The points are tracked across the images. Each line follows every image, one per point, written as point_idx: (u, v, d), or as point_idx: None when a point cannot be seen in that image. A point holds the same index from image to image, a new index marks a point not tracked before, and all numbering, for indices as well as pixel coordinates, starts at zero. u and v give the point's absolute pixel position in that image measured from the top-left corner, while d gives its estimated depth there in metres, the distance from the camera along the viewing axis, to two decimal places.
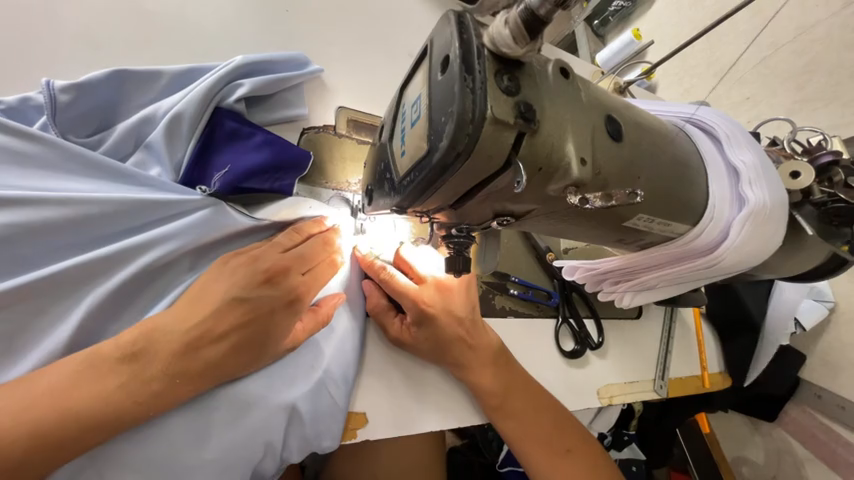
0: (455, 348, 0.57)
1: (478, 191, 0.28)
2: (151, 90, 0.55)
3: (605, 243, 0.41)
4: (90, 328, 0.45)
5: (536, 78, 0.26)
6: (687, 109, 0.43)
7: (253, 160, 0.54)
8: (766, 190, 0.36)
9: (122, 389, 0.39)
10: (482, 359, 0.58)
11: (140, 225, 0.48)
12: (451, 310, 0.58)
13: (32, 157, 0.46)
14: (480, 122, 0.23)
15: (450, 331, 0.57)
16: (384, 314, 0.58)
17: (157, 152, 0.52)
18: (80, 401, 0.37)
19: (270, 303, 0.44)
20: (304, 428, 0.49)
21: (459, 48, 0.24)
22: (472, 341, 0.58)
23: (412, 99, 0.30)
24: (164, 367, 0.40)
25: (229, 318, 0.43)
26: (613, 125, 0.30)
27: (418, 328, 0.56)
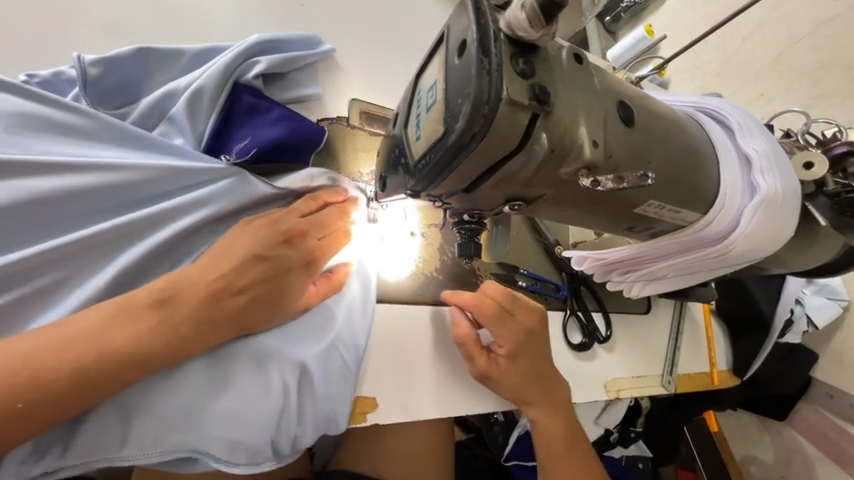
0: (537, 380, 0.59)
1: (491, 173, 0.29)
2: (175, 68, 0.58)
3: (616, 231, 0.42)
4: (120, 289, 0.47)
5: (550, 62, 0.26)
6: (699, 98, 0.43)
7: (271, 132, 0.56)
8: (778, 178, 0.37)
9: (153, 332, 0.40)
10: (554, 398, 0.61)
11: (164, 190, 0.50)
12: (539, 347, 0.60)
13: (64, 123, 0.48)
14: (496, 103, 0.24)
15: (537, 365, 0.59)
16: (473, 345, 0.58)
17: (179, 125, 0.53)
18: (115, 342, 0.39)
19: (286, 265, 0.48)
20: (314, 392, 0.50)
21: (477, 32, 0.24)
22: (548, 383, 0.60)
23: (428, 84, 0.31)
24: (191, 312, 0.42)
25: (250, 273, 0.45)
26: (626, 110, 0.30)
27: (510, 361, 0.58)
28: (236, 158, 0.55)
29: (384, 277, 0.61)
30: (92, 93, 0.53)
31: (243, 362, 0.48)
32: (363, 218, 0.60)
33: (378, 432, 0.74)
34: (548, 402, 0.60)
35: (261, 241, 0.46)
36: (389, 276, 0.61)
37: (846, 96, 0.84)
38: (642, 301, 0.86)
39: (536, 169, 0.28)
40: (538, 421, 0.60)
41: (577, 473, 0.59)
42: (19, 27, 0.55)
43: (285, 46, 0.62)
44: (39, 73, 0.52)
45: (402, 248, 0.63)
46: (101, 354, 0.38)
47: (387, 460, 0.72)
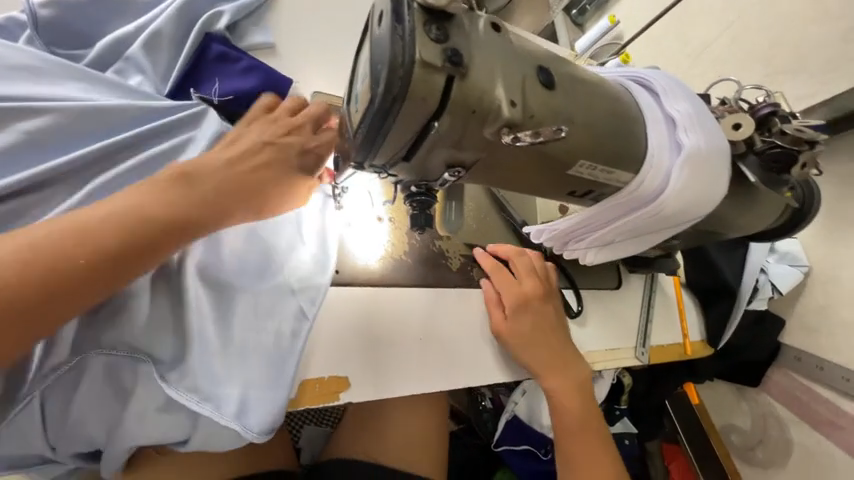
0: (540, 346, 0.64)
1: (422, 139, 0.31)
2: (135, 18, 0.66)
3: (560, 198, 0.44)
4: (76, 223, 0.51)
5: (464, 30, 0.29)
6: (629, 69, 0.46)
7: (242, 79, 0.64)
8: (699, 136, 0.40)
9: (180, 200, 0.44)
10: (563, 367, 0.64)
11: (127, 128, 0.56)
12: (545, 312, 0.66)
13: (32, 67, 0.54)
14: (411, 66, 0.27)
15: (541, 329, 0.65)
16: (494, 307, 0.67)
17: (139, 63, 0.61)
18: (151, 206, 0.42)
19: (286, 150, 0.52)
20: (276, 309, 0.54)
21: (390, 4, 0.27)
22: (559, 355, 0.65)
23: (361, 59, 0.33)
24: (214, 184, 0.47)
25: (259, 153, 0.51)
26: (545, 74, 0.33)
27: (513, 316, 0.66)
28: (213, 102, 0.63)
29: (355, 259, 0.63)
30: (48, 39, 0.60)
31: (219, 287, 0.53)
32: (328, 209, 0.62)
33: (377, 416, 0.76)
34: (555, 370, 0.64)
35: (268, 130, 0.52)
36: (359, 258, 0.63)
37: None
38: (613, 276, 0.88)
39: (462, 131, 0.31)
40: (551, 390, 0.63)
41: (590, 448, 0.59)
42: None
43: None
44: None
45: (369, 232, 0.65)
46: (155, 218, 0.42)
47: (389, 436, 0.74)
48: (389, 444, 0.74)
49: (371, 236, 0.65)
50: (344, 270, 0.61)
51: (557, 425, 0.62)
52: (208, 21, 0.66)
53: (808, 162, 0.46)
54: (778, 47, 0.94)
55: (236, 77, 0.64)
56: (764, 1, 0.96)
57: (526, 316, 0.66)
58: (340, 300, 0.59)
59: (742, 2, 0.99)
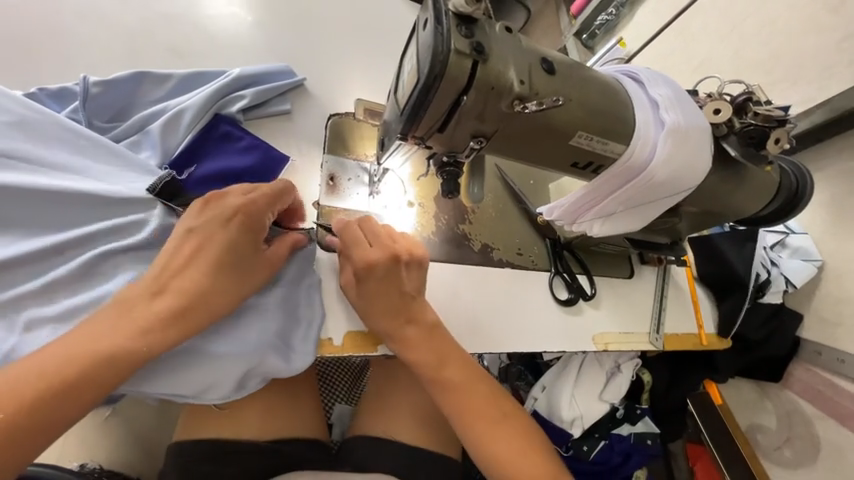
0: (388, 307, 0.61)
1: (454, 111, 0.42)
2: (164, 86, 0.69)
3: (566, 169, 0.53)
4: (87, 286, 0.52)
5: (486, 30, 0.40)
6: (621, 67, 0.56)
7: (243, 161, 0.67)
8: (678, 114, 0.49)
9: (120, 332, 0.45)
10: (414, 328, 0.61)
11: (120, 211, 0.56)
12: (399, 273, 0.61)
13: (66, 140, 0.57)
14: (448, 53, 0.37)
15: (384, 292, 0.60)
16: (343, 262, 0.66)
17: (153, 138, 0.64)
18: (93, 349, 0.43)
19: (210, 230, 0.52)
20: (268, 330, 0.59)
21: (433, 12, 0.38)
22: (412, 317, 0.61)
23: (408, 57, 0.44)
24: (157, 302, 0.47)
25: (186, 247, 0.51)
26: (547, 63, 0.43)
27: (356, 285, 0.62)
28: (199, 178, 0.64)
29: None
30: (90, 107, 0.64)
31: (212, 331, 0.55)
32: (366, 195, 0.73)
33: (388, 392, 0.78)
34: (403, 335, 0.61)
35: (193, 219, 0.53)
36: None
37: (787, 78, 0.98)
38: (625, 266, 0.94)
39: (484, 104, 0.41)
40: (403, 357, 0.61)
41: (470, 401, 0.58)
42: (112, 48, 0.73)
43: (263, 76, 0.74)
44: (49, 86, 0.63)
45: (403, 215, 0.75)
46: (84, 359, 0.42)
47: (399, 406, 0.76)
48: (401, 425, 0.74)
49: (405, 219, 0.75)
50: None
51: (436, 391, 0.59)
52: (226, 106, 0.69)
53: (782, 137, 0.53)
54: (778, 57, 1.02)
55: (241, 159, 0.67)
56: (764, 17, 1.04)
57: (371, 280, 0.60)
58: None
59: (742, 21, 1.08)
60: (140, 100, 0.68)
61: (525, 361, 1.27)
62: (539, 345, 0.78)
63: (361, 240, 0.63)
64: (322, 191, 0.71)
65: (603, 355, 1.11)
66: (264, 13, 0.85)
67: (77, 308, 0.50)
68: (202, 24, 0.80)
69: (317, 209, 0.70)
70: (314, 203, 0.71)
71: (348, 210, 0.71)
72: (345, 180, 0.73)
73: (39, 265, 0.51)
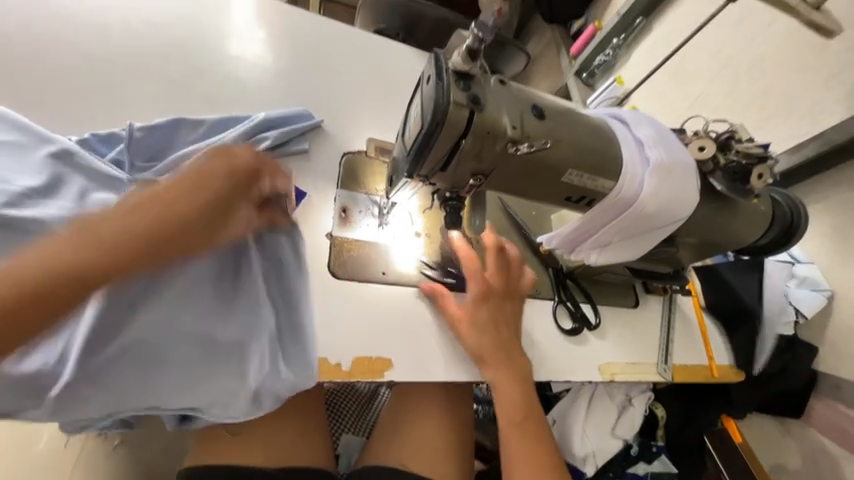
0: (488, 337, 0.72)
1: (454, 152, 0.47)
2: (197, 130, 0.77)
3: (561, 203, 0.57)
4: None
5: (481, 83, 0.46)
6: (611, 109, 0.61)
7: None
8: (662, 152, 0.53)
9: (75, 262, 0.39)
10: (507, 359, 0.71)
11: None
12: (502, 302, 0.75)
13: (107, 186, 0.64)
14: (447, 104, 0.43)
15: (492, 319, 0.72)
16: (446, 297, 0.75)
17: None
18: (39, 274, 0.38)
19: (210, 175, 0.50)
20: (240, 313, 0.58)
21: (434, 70, 0.44)
22: (508, 350, 0.72)
23: (413, 104, 0.50)
24: (128, 233, 0.43)
25: (177, 187, 0.47)
26: (538, 110, 0.49)
27: (467, 308, 0.73)
28: None
29: (398, 265, 0.77)
30: (132, 149, 0.71)
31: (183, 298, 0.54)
32: (375, 226, 0.78)
33: (397, 421, 0.80)
34: (495, 365, 0.70)
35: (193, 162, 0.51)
36: (401, 266, 0.77)
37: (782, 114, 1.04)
38: (630, 296, 0.95)
39: (481, 146, 0.46)
40: (495, 380, 0.70)
41: (524, 433, 0.67)
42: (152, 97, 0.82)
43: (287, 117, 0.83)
44: (100, 132, 0.72)
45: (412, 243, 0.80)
46: (33, 279, 0.37)
47: (418, 421, 0.79)
48: (410, 452, 0.75)
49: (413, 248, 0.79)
50: (390, 273, 0.76)
51: (500, 414, 0.69)
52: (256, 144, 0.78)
53: (765, 173, 0.57)
54: (770, 94, 1.07)
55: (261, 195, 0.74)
56: (754, 58, 1.10)
57: (484, 311, 0.73)
58: (386, 297, 0.74)
59: (733, 62, 1.15)
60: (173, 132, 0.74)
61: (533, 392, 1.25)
62: (543, 373, 0.79)
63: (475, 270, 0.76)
64: (335, 222, 0.76)
65: (614, 388, 1.09)
66: (289, 63, 0.95)
67: None
68: (233, 74, 0.89)
69: (330, 240, 0.75)
70: (327, 233, 0.75)
71: (359, 241, 0.76)
72: (356, 212, 0.78)
73: None
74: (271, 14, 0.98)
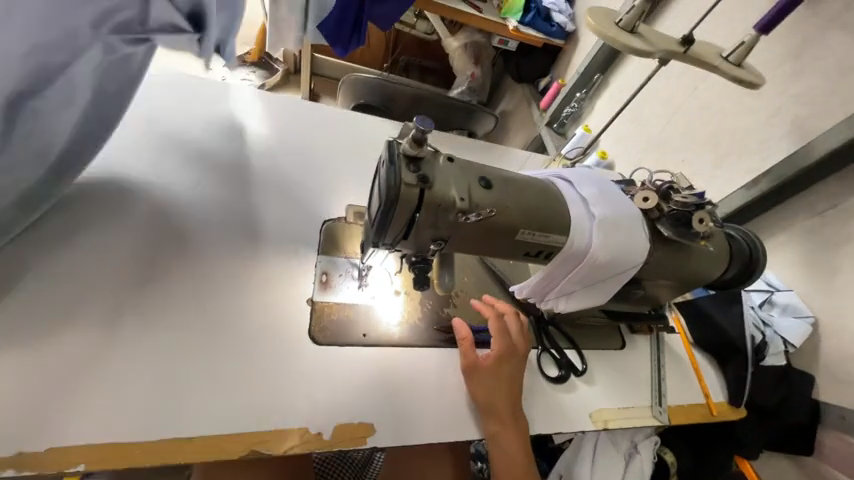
0: (502, 395, 0.74)
1: (410, 224, 0.51)
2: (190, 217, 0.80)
3: (521, 258, 0.61)
4: (83, 406, 0.58)
5: (430, 162, 0.51)
6: (561, 168, 0.66)
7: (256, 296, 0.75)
8: (607, 207, 0.58)
9: None
10: (516, 421, 0.73)
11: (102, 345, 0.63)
12: (519, 365, 0.78)
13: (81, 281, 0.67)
14: (399, 185, 0.48)
15: (508, 380, 0.75)
16: (468, 345, 0.77)
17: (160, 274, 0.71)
18: None
19: None
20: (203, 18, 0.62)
21: (387, 156, 0.50)
22: (517, 413, 0.74)
23: (374, 181, 0.55)
24: None
25: None
26: (485, 180, 0.54)
27: (484, 361, 0.76)
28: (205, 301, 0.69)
29: (380, 325, 0.79)
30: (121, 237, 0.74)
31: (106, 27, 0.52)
32: (355, 288, 0.81)
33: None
34: (507, 424, 0.72)
35: None
36: (383, 325, 0.79)
37: (737, 152, 1.12)
38: (616, 338, 0.96)
39: (434, 218, 0.51)
40: (497, 435, 0.72)
41: None
42: None
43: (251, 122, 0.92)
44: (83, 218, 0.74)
45: (392, 302, 0.82)
46: None
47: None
48: None
49: (394, 306, 0.82)
50: (371, 334, 0.77)
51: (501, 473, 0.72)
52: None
53: (705, 217, 0.61)
54: (721, 135, 1.16)
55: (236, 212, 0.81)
56: (702, 103, 1.21)
57: (503, 368, 0.76)
58: (367, 359, 0.75)
59: (684, 108, 1.26)
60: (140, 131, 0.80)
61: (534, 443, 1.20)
62: (533, 426, 0.77)
63: (500, 325, 0.80)
64: (316, 288, 0.79)
65: (618, 436, 1.05)
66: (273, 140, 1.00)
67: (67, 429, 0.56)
68: None
69: (310, 305, 0.77)
70: (308, 298, 0.77)
71: (342, 304, 0.79)
72: (337, 276, 0.82)
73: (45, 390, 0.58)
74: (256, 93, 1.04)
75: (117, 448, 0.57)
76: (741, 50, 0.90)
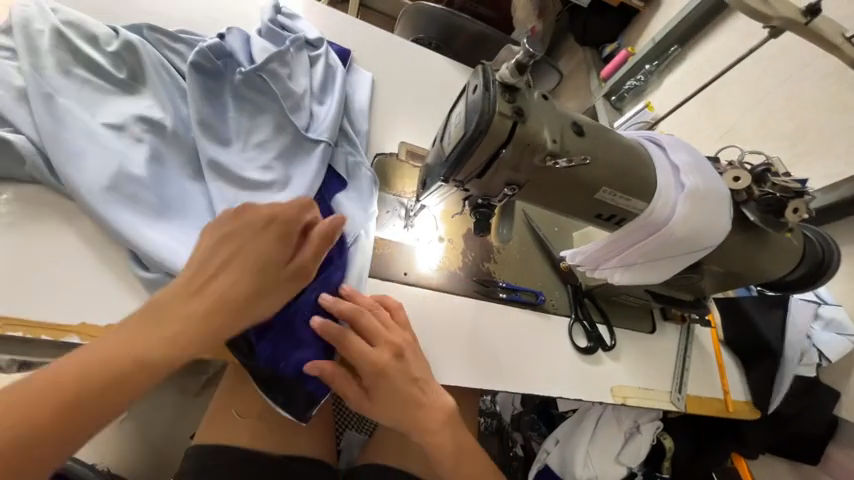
0: (394, 408, 0.57)
1: (492, 160, 0.48)
2: (188, 214, 0.64)
3: (590, 220, 0.58)
4: (127, 295, 0.59)
5: (525, 96, 0.48)
6: (649, 132, 0.61)
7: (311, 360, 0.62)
8: (697, 178, 0.54)
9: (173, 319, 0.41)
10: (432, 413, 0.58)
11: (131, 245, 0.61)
12: (407, 369, 0.59)
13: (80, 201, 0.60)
14: (492, 114, 0.45)
15: (397, 392, 0.58)
16: (341, 380, 0.58)
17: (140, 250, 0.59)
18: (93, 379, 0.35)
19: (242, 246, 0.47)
20: None
21: (481, 82, 0.46)
22: (425, 400, 0.59)
23: (456, 111, 0.51)
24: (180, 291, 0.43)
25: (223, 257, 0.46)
26: (577, 126, 0.50)
27: (365, 394, 0.58)
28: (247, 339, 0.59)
29: (420, 267, 0.78)
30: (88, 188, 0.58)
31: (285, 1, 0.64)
32: (401, 227, 0.80)
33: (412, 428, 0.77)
34: (426, 424, 0.58)
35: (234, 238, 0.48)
36: (422, 268, 0.78)
37: (819, 152, 1.03)
38: (648, 322, 0.94)
39: (519, 157, 0.48)
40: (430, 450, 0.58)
41: None
42: None
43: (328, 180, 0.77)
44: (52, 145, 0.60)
45: (436, 247, 0.81)
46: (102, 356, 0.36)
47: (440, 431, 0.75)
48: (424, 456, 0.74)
49: (436, 252, 0.81)
50: (411, 274, 0.77)
51: None
52: (285, 27, 0.89)
53: (800, 207, 0.56)
54: (805, 131, 1.06)
55: (308, 339, 0.63)
56: (789, 93, 1.09)
57: (384, 384, 0.57)
58: (406, 297, 0.75)
59: (770, 94, 1.14)
60: (227, 117, 0.73)
61: (538, 409, 1.25)
62: (554, 389, 0.78)
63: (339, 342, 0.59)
64: None
65: (623, 414, 1.05)
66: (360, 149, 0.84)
67: (117, 310, 0.58)
68: None
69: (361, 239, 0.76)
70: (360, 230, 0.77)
71: (387, 240, 0.78)
72: (384, 212, 0.80)
73: (97, 271, 0.59)
74: (337, 69, 0.88)
75: None
76: None
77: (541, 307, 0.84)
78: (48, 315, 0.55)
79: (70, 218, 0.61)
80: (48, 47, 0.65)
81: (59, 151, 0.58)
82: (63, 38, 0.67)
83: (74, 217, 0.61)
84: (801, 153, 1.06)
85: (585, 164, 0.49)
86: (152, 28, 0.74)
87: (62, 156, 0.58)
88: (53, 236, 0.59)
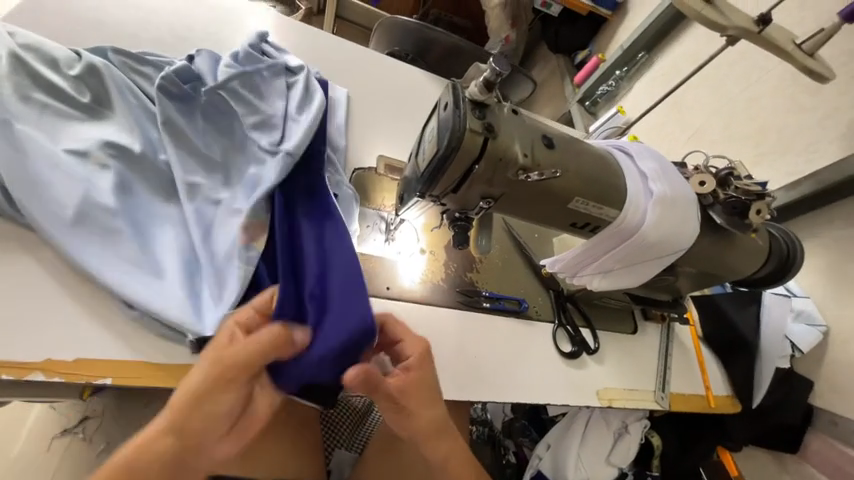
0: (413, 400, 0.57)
1: (465, 176, 0.49)
2: (160, 241, 0.63)
3: (566, 228, 0.59)
4: (96, 325, 0.57)
5: (495, 112, 0.49)
6: (618, 140, 0.63)
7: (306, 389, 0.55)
8: (665, 184, 0.56)
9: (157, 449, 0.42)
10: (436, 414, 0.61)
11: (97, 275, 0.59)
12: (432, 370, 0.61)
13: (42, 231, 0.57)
14: (463, 131, 0.46)
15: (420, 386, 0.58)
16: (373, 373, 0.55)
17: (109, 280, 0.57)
18: None
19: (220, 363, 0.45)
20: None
21: (451, 99, 0.47)
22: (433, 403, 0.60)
23: (428, 127, 0.52)
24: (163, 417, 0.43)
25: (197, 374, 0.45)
26: (548, 139, 0.51)
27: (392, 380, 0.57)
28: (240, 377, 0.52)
29: (402, 281, 0.78)
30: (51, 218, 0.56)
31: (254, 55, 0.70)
32: (382, 241, 0.79)
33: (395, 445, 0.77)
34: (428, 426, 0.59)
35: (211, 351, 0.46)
36: (405, 281, 0.78)
37: (781, 151, 1.07)
38: (629, 322, 0.96)
39: (492, 172, 0.48)
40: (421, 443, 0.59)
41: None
42: None
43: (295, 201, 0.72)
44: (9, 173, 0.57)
45: (418, 260, 0.81)
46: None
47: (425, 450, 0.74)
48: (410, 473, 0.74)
49: (418, 264, 0.81)
50: (394, 288, 0.76)
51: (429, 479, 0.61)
52: (268, 54, 0.87)
53: (763, 208, 0.59)
54: (766, 131, 1.11)
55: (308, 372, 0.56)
56: (750, 96, 1.14)
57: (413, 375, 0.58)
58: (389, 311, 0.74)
59: (732, 97, 1.19)
60: (198, 140, 0.71)
61: (529, 415, 1.26)
62: (540, 396, 0.78)
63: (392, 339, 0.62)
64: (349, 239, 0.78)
65: (611, 415, 1.07)
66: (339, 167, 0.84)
67: (84, 342, 0.55)
68: None
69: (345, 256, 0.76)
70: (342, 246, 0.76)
71: (368, 255, 0.77)
72: (364, 227, 0.81)
73: (62, 302, 0.57)
74: (314, 85, 0.85)
75: (141, 366, 0.57)
76: (815, 40, 0.83)
77: (525, 314, 0.85)
78: (4, 351, 0.52)
79: (32, 247, 0.58)
80: (4, 72, 0.63)
81: (19, 180, 0.56)
82: (20, 62, 0.64)
83: (39, 246, 0.59)
84: (763, 152, 1.11)
85: (556, 176, 0.50)
86: (117, 50, 0.73)
87: (20, 185, 0.56)
88: (14, 266, 0.57)
